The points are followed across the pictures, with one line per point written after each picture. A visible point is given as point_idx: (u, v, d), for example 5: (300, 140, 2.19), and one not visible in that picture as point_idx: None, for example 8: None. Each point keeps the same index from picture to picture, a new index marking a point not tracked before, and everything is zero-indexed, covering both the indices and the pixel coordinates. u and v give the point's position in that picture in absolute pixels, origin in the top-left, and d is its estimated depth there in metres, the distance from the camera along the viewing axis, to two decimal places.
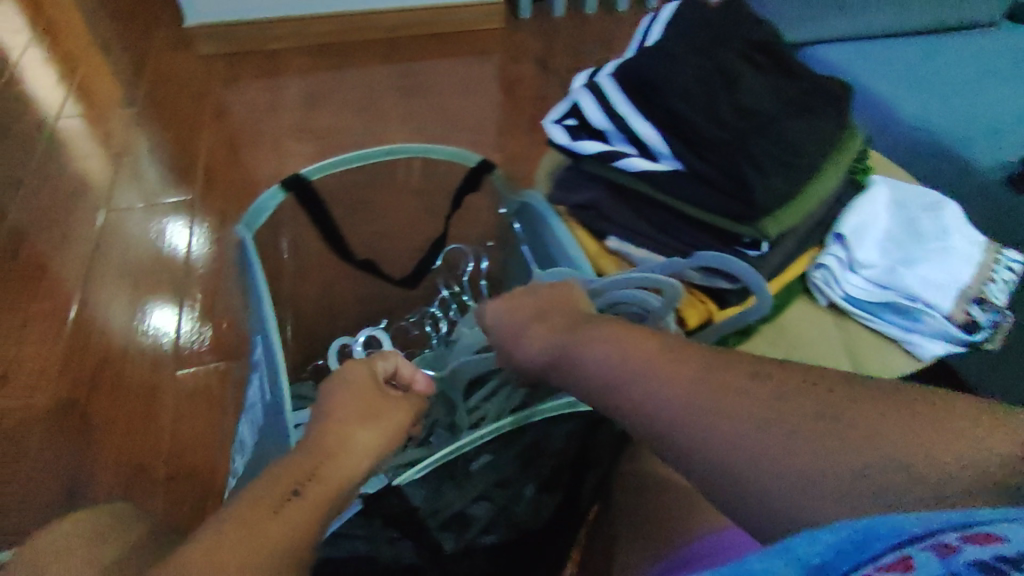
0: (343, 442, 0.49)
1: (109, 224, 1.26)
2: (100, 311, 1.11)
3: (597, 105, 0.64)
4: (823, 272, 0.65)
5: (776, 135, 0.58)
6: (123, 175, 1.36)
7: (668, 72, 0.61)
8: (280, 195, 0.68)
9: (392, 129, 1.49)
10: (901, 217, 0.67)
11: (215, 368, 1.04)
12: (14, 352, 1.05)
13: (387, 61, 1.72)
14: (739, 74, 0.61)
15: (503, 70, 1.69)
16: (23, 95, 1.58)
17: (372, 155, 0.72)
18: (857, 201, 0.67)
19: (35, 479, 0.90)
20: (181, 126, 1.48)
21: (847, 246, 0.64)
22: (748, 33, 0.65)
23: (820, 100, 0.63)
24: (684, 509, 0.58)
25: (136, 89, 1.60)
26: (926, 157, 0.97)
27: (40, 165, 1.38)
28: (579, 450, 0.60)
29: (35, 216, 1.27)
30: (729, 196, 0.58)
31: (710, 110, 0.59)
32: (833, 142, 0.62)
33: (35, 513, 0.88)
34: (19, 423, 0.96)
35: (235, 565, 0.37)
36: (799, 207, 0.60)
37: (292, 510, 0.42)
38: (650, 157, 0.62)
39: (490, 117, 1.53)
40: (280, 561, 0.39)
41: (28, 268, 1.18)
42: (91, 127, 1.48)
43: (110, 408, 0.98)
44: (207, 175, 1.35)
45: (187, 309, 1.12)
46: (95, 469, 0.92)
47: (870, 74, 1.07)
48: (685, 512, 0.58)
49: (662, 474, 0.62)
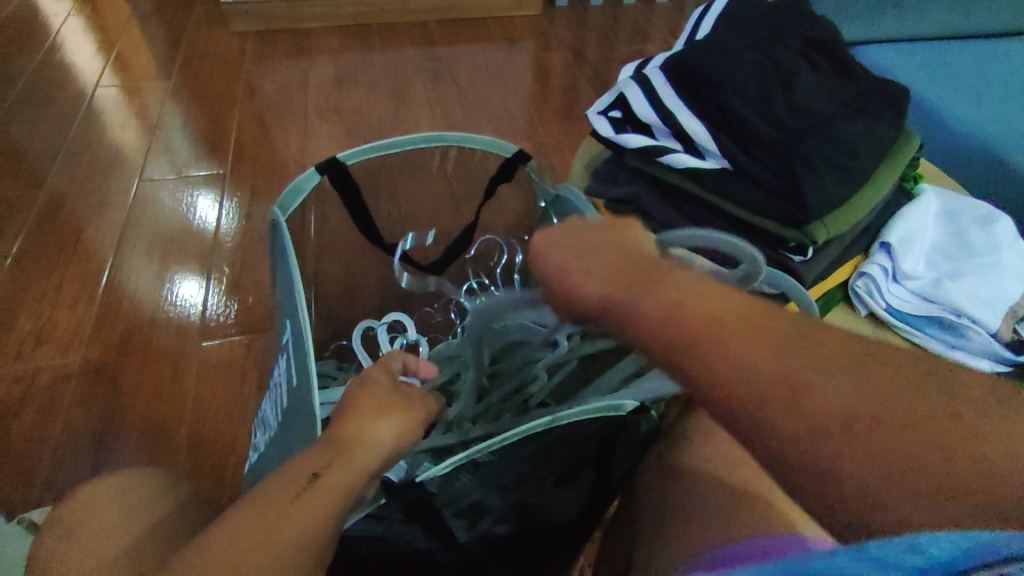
0: (360, 435, 0.48)
1: (143, 194, 1.27)
2: (131, 279, 1.13)
3: (644, 97, 0.62)
4: (865, 282, 0.63)
5: (831, 136, 0.57)
6: (158, 146, 1.38)
7: (722, 67, 0.59)
8: (316, 177, 0.70)
9: (423, 111, 1.49)
10: (950, 230, 0.65)
11: (240, 341, 1.05)
12: (48, 315, 1.07)
13: (421, 44, 1.71)
14: (794, 71, 0.60)
15: (536, 56, 1.68)
16: (64, 64, 1.60)
17: (410, 144, 0.75)
18: (905, 210, 0.65)
19: (63, 440, 0.92)
20: (216, 100, 1.49)
21: (893, 255, 0.62)
22: (805, 31, 0.64)
23: (879, 103, 0.60)
24: None
25: (174, 62, 1.61)
26: (974, 164, 0.93)
27: (79, 133, 1.40)
28: (603, 448, 0.59)
29: (72, 183, 1.29)
30: (778, 197, 0.57)
31: (764, 110, 0.58)
32: (888, 146, 0.59)
33: (60, 473, 0.89)
34: (51, 385, 0.98)
35: (253, 547, 0.35)
36: (848, 213, 0.57)
37: (312, 494, 0.40)
38: (696, 154, 0.60)
39: (521, 103, 1.51)
40: (299, 551, 0.37)
41: (63, 234, 1.20)
42: (128, 98, 1.50)
43: (138, 375, 1.00)
44: (240, 150, 1.36)
45: (215, 282, 1.13)
46: (120, 434, 0.93)
47: (918, 77, 1.04)
48: None
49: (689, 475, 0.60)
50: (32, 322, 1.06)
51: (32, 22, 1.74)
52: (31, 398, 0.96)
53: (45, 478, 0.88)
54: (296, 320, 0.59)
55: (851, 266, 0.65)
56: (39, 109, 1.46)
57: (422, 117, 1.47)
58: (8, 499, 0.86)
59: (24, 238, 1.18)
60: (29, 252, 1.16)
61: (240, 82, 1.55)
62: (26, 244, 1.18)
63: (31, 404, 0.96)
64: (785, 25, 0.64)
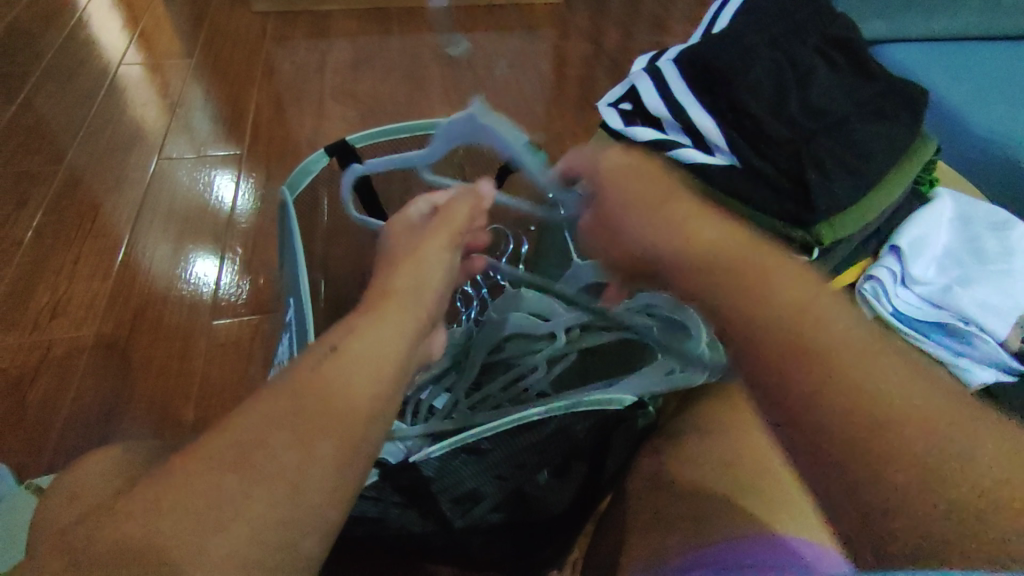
0: (389, 291, 0.49)
1: (161, 171, 1.29)
2: (146, 254, 1.14)
3: (655, 90, 0.62)
4: (872, 285, 0.62)
5: (844, 137, 0.56)
6: (177, 124, 1.39)
7: (737, 63, 0.59)
8: (324, 159, 0.72)
9: (438, 97, 1.48)
10: (962, 235, 0.64)
11: (250, 321, 1.06)
12: (65, 288, 1.09)
13: (440, 30, 1.71)
14: (810, 70, 0.60)
15: (555, 45, 1.66)
16: (89, 39, 1.62)
17: (419, 130, 0.75)
18: (918, 212, 0.64)
19: (75, 409, 0.94)
20: (236, 80, 1.50)
21: (903, 260, 0.61)
22: (826, 29, 0.63)
23: (898, 104, 0.59)
24: None
25: (195, 40, 1.62)
26: (992, 168, 0.91)
27: (101, 110, 1.42)
28: (598, 443, 0.59)
29: (92, 158, 1.31)
30: (787, 197, 0.55)
31: (777, 109, 0.58)
32: (904, 149, 0.58)
33: (71, 442, 0.91)
34: (66, 355, 1.00)
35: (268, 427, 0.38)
36: (857, 216, 0.56)
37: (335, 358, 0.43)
38: (705, 149, 0.59)
39: (537, 92, 1.50)
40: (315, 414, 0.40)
41: (83, 207, 1.21)
42: (150, 76, 1.52)
43: (149, 349, 1.01)
44: (257, 131, 1.37)
45: (228, 261, 1.14)
46: (130, 406, 0.95)
47: (941, 78, 1.02)
48: None
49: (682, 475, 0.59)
50: (49, 294, 1.08)
51: None
52: (46, 368, 0.98)
53: (58, 446, 0.90)
54: (301, 303, 0.60)
55: (858, 268, 0.64)
56: (63, 84, 1.48)
57: (438, 103, 1.46)
58: (20, 465, 0.88)
59: (45, 210, 1.20)
60: (49, 226, 1.18)
61: (259, 62, 1.56)
62: (46, 217, 1.19)
63: (46, 375, 0.98)
64: (805, 21, 0.63)
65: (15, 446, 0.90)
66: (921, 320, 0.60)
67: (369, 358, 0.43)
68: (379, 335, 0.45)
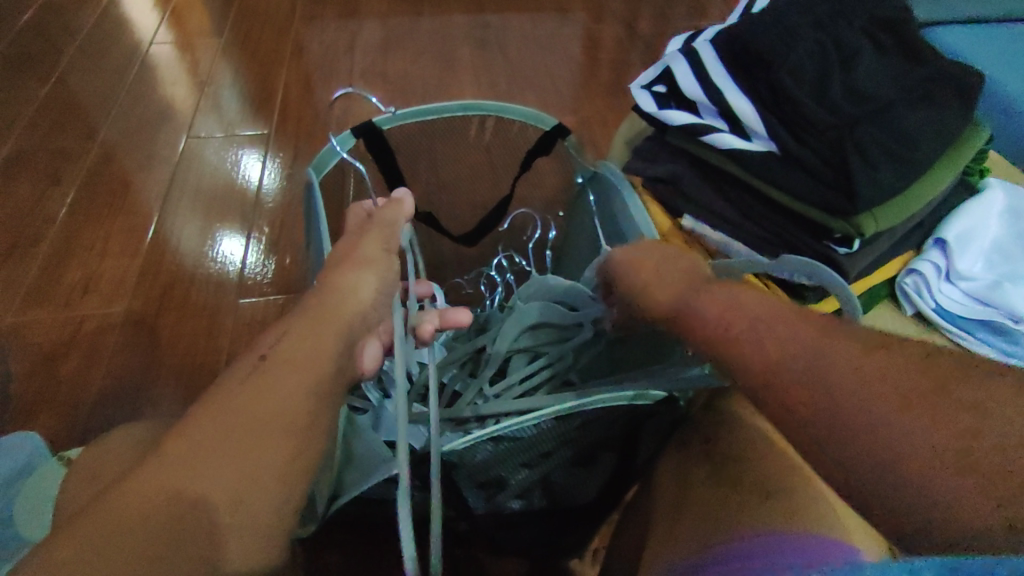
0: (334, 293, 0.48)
1: (190, 150, 1.29)
2: (176, 231, 1.15)
3: (690, 72, 0.60)
4: (914, 279, 0.59)
5: (891, 123, 0.53)
6: (207, 103, 1.39)
7: (778, 44, 0.56)
8: (350, 141, 0.68)
9: (465, 79, 1.46)
10: (1015, 228, 0.61)
11: (275, 301, 1.06)
12: (96, 264, 1.10)
13: (469, 10, 1.69)
14: (855, 52, 0.57)
15: (585, 28, 1.63)
16: (122, 18, 1.63)
17: (447, 111, 0.72)
18: (967, 204, 0.61)
19: (105, 383, 0.96)
20: (265, 59, 1.50)
21: (948, 254, 0.58)
22: (874, 8, 0.60)
23: (947, 89, 0.56)
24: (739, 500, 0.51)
25: (226, 19, 1.62)
26: None
27: (133, 88, 1.43)
28: (625, 435, 0.58)
29: (124, 136, 1.32)
30: (827, 185, 0.53)
31: (819, 92, 0.55)
32: (954, 137, 0.55)
33: (100, 416, 0.93)
34: (98, 329, 1.02)
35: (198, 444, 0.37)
36: (903, 207, 0.53)
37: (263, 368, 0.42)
38: (743, 135, 0.58)
39: (566, 75, 1.48)
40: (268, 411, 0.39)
41: (114, 185, 1.23)
42: (182, 54, 1.52)
43: (177, 326, 1.02)
44: (285, 111, 1.36)
45: (254, 240, 1.14)
46: (158, 382, 0.96)
47: (989, 64, 0.97)
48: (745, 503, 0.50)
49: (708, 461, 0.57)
50: (81, 270, 1.09)
51: None
52: (79, 342, 1.00)
53: (89, 420, 0.92)
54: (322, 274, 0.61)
55: (901, 261, 0.61)
56: (97, 61, 1.49)
57: (467, 85, 1.44)
58: (54, 437, 0.90)
59: (79, 187, 1.22)
60: (82, 202, 1.19)
61: (288, 42, 1.55)
62: (79, 194, 1.21)
63: (78, 349, 0.99)
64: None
65: (48, 419, 0.92)
66: (966, 316, 0.57)
67: (316, 356, 0.43)
68: (318, 341, 0.44)
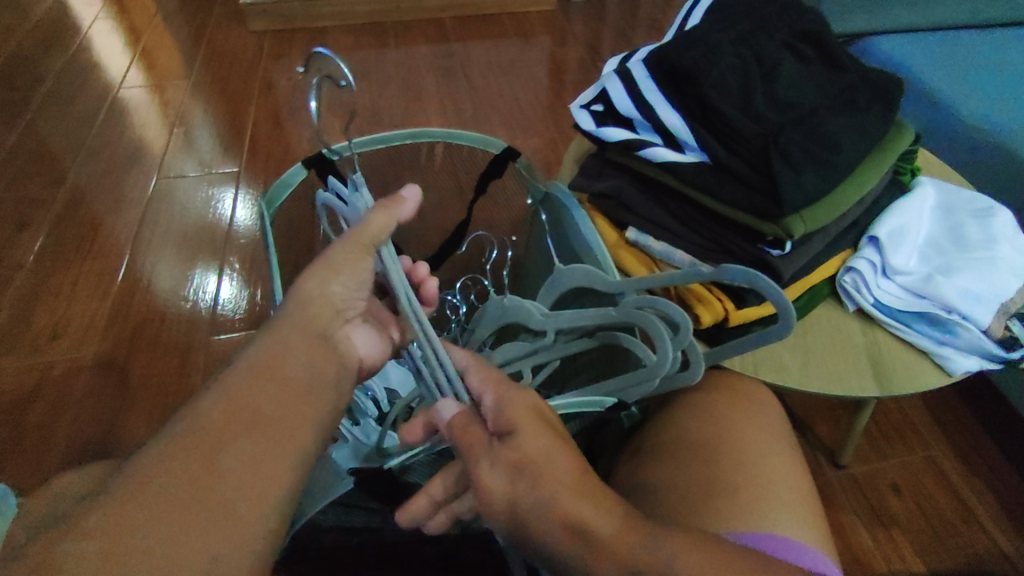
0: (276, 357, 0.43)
1: (160, 190, 1.30)
2: (147, 271, 1.15)
3: (623, 92, 0.62)
4: (852, 276, 0.62)
5: (814, 129, 0.56)
6: (176, 142, 1.41)
7: (703, 61, 0.59)
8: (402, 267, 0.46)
9: (432, 105, 1.48)
10: (946, 223, 0.65)
11: (247, 336, 1.05)
12: (65, 309, 1.09)
13: (434, 40, 1.72)
14: (776, 63, 0.60)
15: (548, 51, 1.68)
16: (91, 61, 1.65)
17: (394, 140, 0.70)
18: (902, 203, 0.65)
19: (78, 423, 0.94)
20: (234, 97, 1.52)
21: (882, 250, 0.61)
22: (795, 22, 0.64)
23: (870, 94, 0.60)
24: (698, 502, 0.52)
25: (193, 58, 1.65)
26: (986, 160, 0.89)
27: (103, 132, 1.44)
28: (584, 448, 0.59)
29: (93, 179, 1.32)
30: (756, 191, 0.55)
31: (744, 102, 0.58)
32: (877, 140, 0.59)
33: (71, 456, 0.90)
34: (67, 373, 1.00)
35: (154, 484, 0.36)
36: (827, 207, 0.56)
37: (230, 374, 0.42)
38: (676, 148, 0.60)
39: (530, 98, 1.51)
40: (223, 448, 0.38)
41: (84, 229, 1.23)
42: (153, 96, 1.53)
43: (148, 365, 1.01)
44: (256, 148, 1.38)
45: (227, 273, 1.14)
46: (129, 424, 0.94)
47: (927, 69, 1.01)
48: (701, 505, 0.52)
49: (672, 447, 0.57)
50: (51, 316, 1.08)
51: (63, 23, 1.79)
52: (50, 386, 0.98)
53: (57, 465, 0.90)
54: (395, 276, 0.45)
55: (839, 261, 0.63)
56: (65, 107, 1.50)
57: (433, 113, 1.46)
58: (23, 480, 0.88)
59: (47, 234, 1.22)
60: (51, 248, 1.19)
61: (257, 79, 1.57)
62: (47, 240, 1.21)
63: (49, 394, 0.97)
64: (774, 15, 0.64)
65: (20, 467, 0.89)
66: (904, 310, 0.60)
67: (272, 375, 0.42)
68: (274, 402, 0.41)
